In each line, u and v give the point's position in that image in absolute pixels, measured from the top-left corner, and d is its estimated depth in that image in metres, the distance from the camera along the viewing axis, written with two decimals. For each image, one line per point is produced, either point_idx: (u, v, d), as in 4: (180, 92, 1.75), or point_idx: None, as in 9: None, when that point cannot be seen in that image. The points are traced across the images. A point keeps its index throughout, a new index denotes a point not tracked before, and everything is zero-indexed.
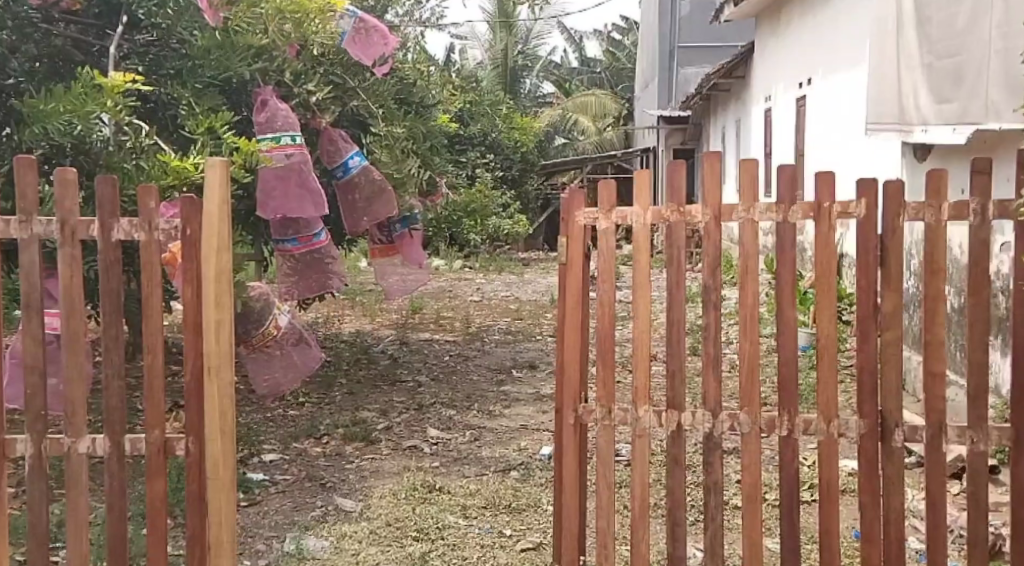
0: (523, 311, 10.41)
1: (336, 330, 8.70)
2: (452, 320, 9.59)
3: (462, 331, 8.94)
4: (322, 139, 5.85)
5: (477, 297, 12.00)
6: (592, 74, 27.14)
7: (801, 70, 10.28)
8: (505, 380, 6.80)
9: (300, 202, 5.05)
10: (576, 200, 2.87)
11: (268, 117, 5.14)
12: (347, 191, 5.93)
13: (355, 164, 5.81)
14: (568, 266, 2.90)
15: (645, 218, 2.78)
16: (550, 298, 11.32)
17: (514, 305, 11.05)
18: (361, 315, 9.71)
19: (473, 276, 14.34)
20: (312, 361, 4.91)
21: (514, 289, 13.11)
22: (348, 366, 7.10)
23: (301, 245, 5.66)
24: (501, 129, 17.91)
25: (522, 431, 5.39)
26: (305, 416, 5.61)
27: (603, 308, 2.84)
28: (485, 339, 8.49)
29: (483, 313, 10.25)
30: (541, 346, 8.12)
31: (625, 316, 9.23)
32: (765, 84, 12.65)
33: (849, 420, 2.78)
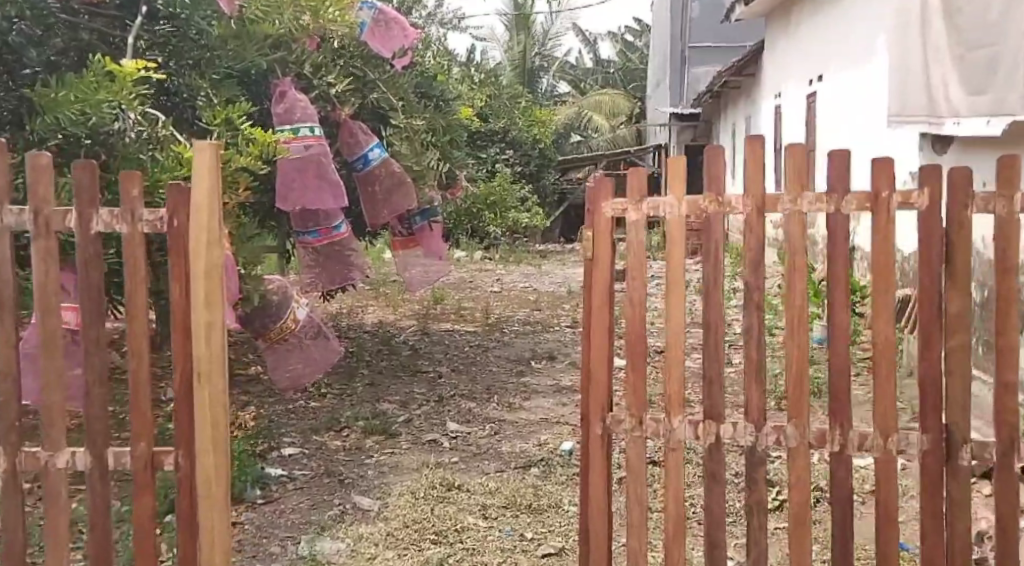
0: (542, 302, 10.31)
1: (355, 321, 8.65)
2: (472, 310, 9.51)
3: (483, 321, 8.86)
4: (339, 130, 5.77)
5: (496, 287, 11.90)
6: (608, 71, 27.03)
7: (813, 64, 10.12)
8: (525, 371, 6.73)
9: (318, 195, 4.98)
10: (602, 189, 2.77)
11: (284, 109, 5.10)
12: (366, 183, 5.86)
13: (375, 157, 5.73)
14: (592, 265, 2.80)
15: (680, 210, 2.69)
16: (568, 290, 11.21)
17: (533, 296, 10.94)
18: (380, 305, 9.68)
19: (493, 268, 14.24)
20: (331, 355, 4.84)
21: (532, 280, 13.01)
22: (370, 357, 7.04)
23: (318, 239, 5.61)
24: (522, 127, 17.82)
25: (540, 425, 5.28)
26: (325, 408, 5.56)
27: (634, 310, 2.76)
28: (504, 330, 8.41)
29: (502, 304, 10.16)
30: (560, 337, 8.03)
31: (646, 307, 9.15)
32: (776, 79, 12.50)
33: (910, 437, 2.67)
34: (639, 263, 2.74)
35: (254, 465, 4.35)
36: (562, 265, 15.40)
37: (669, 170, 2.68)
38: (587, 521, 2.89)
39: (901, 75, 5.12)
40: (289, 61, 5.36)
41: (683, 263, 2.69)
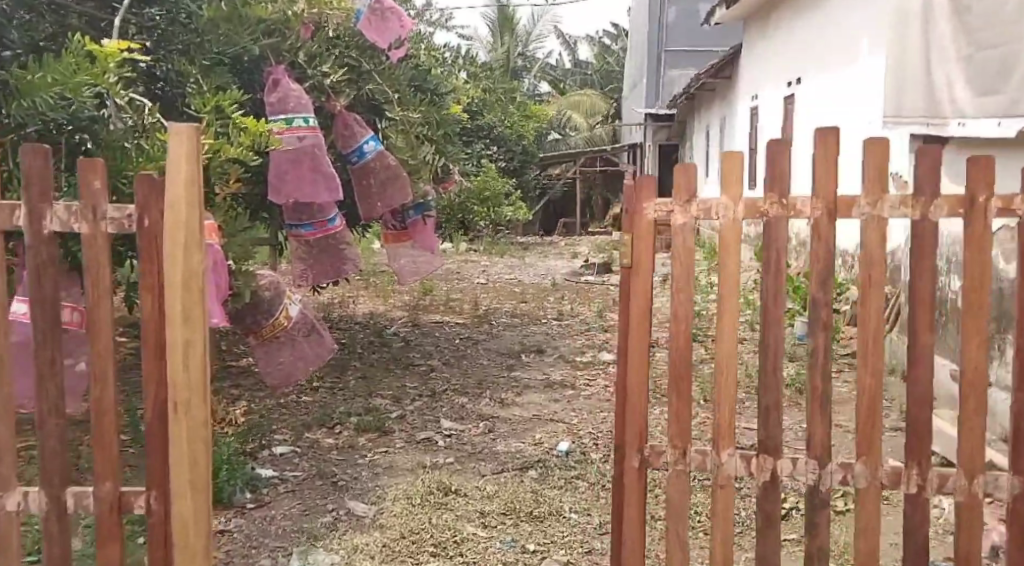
0: (528, 293, 10.18)
1: (343, 311, 8.50)
2: (461, 301, 9.38)
3: (472, 313, 8.73)
4: (334, 121, 5.64)
5: (483, 279, 11.77)
6: (589, 71, 26.96)
7: (790, 67, 9.94)
8: (516, 365, 6.41)
9: (313, 188, 4.83)
10: (645, 189, 2.63)
11: (278, 98, 4.93)
12: (360, 176, 5.72)
13: (370, 150, 5.56)
14: (633, 275, 2.66)
15: (736, 212, 2.56)
16: (554, 282, 11.09)
17: (519, 288, 10.81)
18: (367, 295, 9.55)
19: (479, 260, 14.11)
20: (324, 352, 4.67)
21: (518, 272, 12.88)
22: (361, 349, 6.88)
23: (311, 233, 5.48)
24: (504, 125, 17.73)
25: (537, 421, 4.95)
26: (317, 404, 5.39)
27: (678, 323, 2.64)
28: (494, 322, 8.27)
29: (489, 295, 10.04)
30: (552, 328, 7.89)
31: (640, 301, 9.04)
32: (751, 79, 12.36)
33: (999, 480, 2.62)
34: (686, 275, 2.61)
35: (245, 466, 4.21)
36: (554, 258, 15.28)
37: (725, 166, 2.54)
38: (619, 542, 2.79)
39: (897, 77, 4.96)
40: (284, 49, 5.19)
41: (738, 272, 2.58)
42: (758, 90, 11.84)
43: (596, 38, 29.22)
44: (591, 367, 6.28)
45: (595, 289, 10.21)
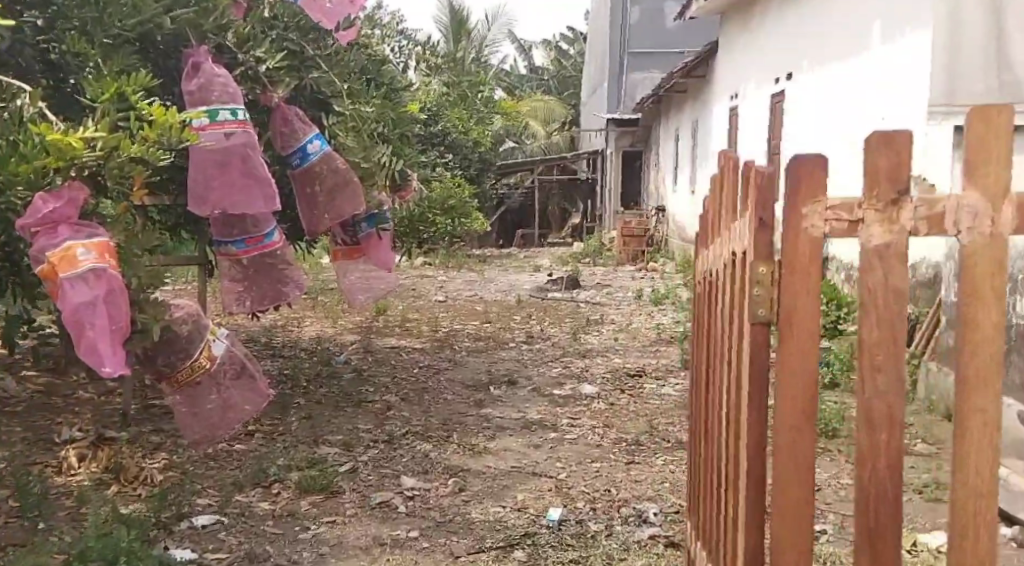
0: (490, 312, 9.37)
1: (290, 335, 7.65)
2: (418, 323, 8.55)
3: (430, 335, 7.91)
4: (273, 117, 4.81)
5: (441, 296, 10.95)
6: (542, 79, 26.38)
7: (784, 61, 9.70)
8: (485, 401, 5.60)
9: (245, 193, 4.20)
10: (820, 181, 1.82)
11: (198, 87, 4.28)
12: (303, 183, 4.90)
13: (315, 150, 4.78)
14: (788, 325, 1.86)
15: (1004, 226, 1.76)
16: (518, 299, 10.30)
17: (480, 305, 10.00)
18: (314, 316, 8.68)
19: (435, 274, 13.27)
20: (257, 399, 3.79)
21: (478, 288, 12.08)
22: (307, 383, 5.97)
23: (247, 252, 4.62)
24: (459, 131, 16.95)
25: (516, 476, 4.15)
26: (252, 454, 4.51)
27: (883, 417, 1.80)
28: (460, 345, 7.47)
29: (448, 314, 9.22)
30: (522, 350, 7.12)
31: (615, 321, 8.31)
32: (731, 81, 12.14)
33: None
34: (895, 337, 1.79)
35: (155, 549, 3.34)
36: (516, 271, 14.53)
37: (973, 126, 1.72)
38: None
39: None
40: (205, 30, 4.50)
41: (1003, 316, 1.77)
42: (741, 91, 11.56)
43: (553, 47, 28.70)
44: (573, 400, 5.49)
45: (565, 307, 9.47)
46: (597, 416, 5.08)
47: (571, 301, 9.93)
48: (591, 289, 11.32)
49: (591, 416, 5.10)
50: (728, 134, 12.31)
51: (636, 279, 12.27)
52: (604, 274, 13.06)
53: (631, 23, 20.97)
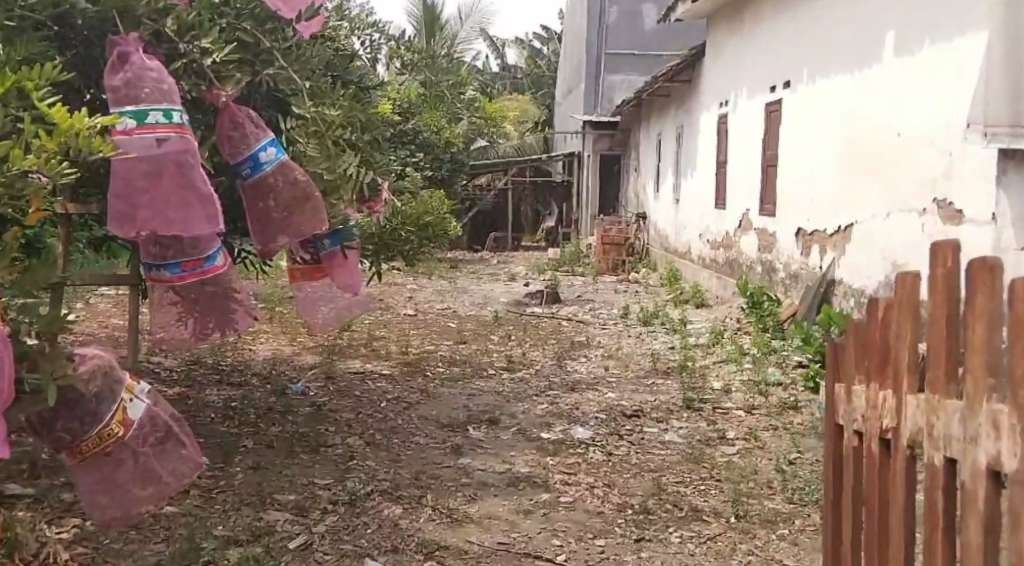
0: (464, 330, 8.67)
1: (248, 354, 6.90)
2: (386, 342, 7.83)
3: (401, 358, 7.20)
4: (219, 118, 4.07)
5: (410, 308, 10.23)
6: (513, 77, 25.72)
7: (777, 71, 9.38)
8: (463, 445, 4.87)
9: (181, 209, 3.54)
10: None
11: (123, 83, 3.55)
12: (256, 197, 4.17)
13: (269, 158, 4.08)
14: None
15: None
16: (495, 314, 9.62)
17: (454, 321, 9.30)
18: (271, 331, 7.93)
19: (404, 282, 12.56)
20: (183, 468, 3.24)
21: (449, 298, 11.38)
22: (256, 410, 5.23)
23: (185, 277, 3.83)
24: (429, 130, 16.24)
25: (507, 559, 3.44)
26: (184, 520, 3.78)
27: None
28: (435, 371, 6.77)
29: (419, 331, 8.51)
30: (503, 380, 6.43)
31: (603, 347, 7.66)
32: (721, 90, 11.84)
33: None
34: None
35: None
36: (489, 279, 13.86)
37: None
38: None
39: None
40: (137, 15, 3.78)
41: None
42: (732, 100, 11.25)
43: (529, 45, 28.06)
44: (566, 448, 4.82)
45: (547, 327, 8.79)
46: (595, 471, 4.40)
47: (554, 319, 9.26)
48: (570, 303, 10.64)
49: (589, 471, 4.41)
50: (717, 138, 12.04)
51: (618, 293, 11.62)
52: (584, 288, 12.40)
53: (609, 21, 20.31)
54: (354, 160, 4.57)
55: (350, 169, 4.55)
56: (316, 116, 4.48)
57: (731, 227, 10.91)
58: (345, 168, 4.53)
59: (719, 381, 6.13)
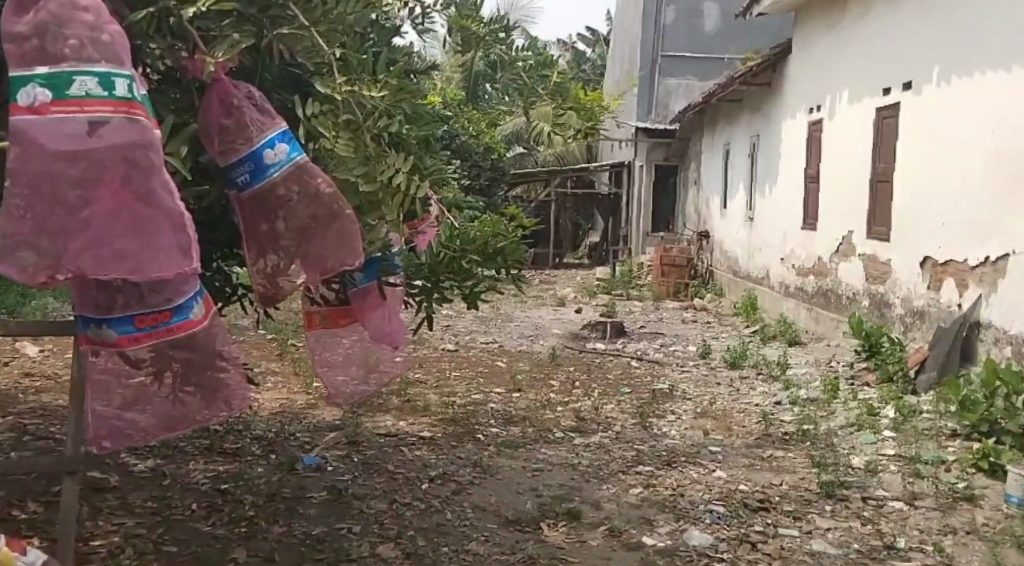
0: (524, 396, 7.63)
1: (259, 444, 5.80)
2: (436, 415, 6.81)
3: (456, 436, 6.17)
4: (208, 97, 2.95)
5: (456, 364, 9.23)
6: None
7: (919, 73, 9.06)
8: (538, 556, 3.65)
9: (134, 235, 2.51)
10: None
11: (37, 30, 2.54)
12: (260, 215, 3.00)
13: (275, 159, 2.88)
14: None
15: None
16: (554, 379, 8.62)
17: (510, 381, 8.32)
18: (304, 404, 6.95)
19: (447, 329, 11.56)
20: None
21: (499, 349, 10.38)
22: (258, 515, 3.99)
23: (140, 338, 2.86)
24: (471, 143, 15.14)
25: None
26: None
27: None
28: (491, 461, 5.57)
29: (474, 397, 7.53)
30: (577, 468, 5.26)
31: (689, 429, 6.47)
32: (827, 87, 11.56)
33: None
34: None
35: None
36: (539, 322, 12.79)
37: None
38: None
39: None
40: None
41: None
42: (848, 99, 10.86)
43: (571, 52, 26.89)
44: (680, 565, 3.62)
45: (616, 399, 7.64)
46: None
47: (622, 390, 8.11)
48: (640, 366, 9.55)
49: None
50: (838, 142, 11.11)
51: (690, 349, 10.47)
52: (649, 339, 11.27)
53: (666, 21, 19.02)
54: (402, 170, 3.28)
55: (395, 183, 3.25)
56: (347, 101, 3.22)
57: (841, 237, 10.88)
58: (389, 180, 3.26)
59: (863, 484, 4.91)
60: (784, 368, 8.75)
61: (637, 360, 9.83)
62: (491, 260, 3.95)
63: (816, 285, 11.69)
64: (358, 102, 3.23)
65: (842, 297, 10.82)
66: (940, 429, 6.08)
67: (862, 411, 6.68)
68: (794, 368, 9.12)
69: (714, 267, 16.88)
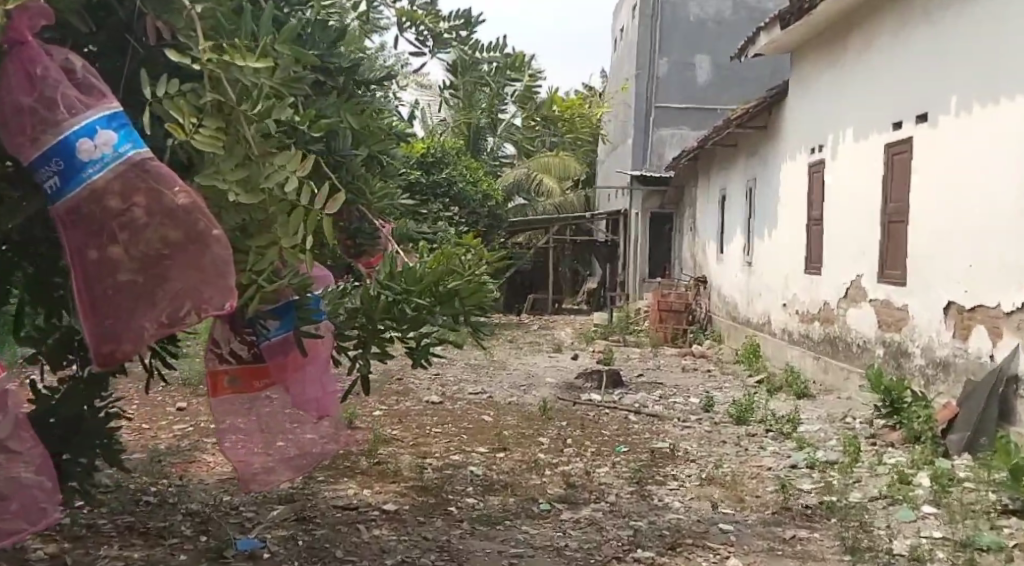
0: (510, 454, 6.86)
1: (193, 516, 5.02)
2: (408, 475, 6.04)
3: (427, 507, 5.39)
4: (8, 66, 2.79)
5: (440, 416, 8.48)
6: None
7: (932, 103, 8.30)
8: None
9: None
10: None
11: None
12: (88, 238, 2.77)
13: (87, 159, 2.68)
14: None
15: None
16: (546, 434, 7.82)
17: (496, 435, 7.58)
18: None
19: (436, 378, 10.84)
20: None
21: (490, 399, 9.62)
22: None
23: None
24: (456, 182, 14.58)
25: None
26: None
27: None
28: (461, 543, 4.70)
29: (454, 454, 6.76)
30: (563, 554, 4.43)
31: (696, 501, 5.66)
32: (829, 124, 10.81)
33: None
34: None
35: None
36: (532, 371, 12.10)
37: None
38: None
39: None
40: None
41: None
42: (852, 135, 10.11)
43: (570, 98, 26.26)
44: None
45: (616, 462, 6.77)
46: None
47: (621, 450, 7.25)
48: (638, 420, 8.71)
49: None
50: (842, 180, 10.35)
51: (691, 400, 9.72)
52: (647, 389, 10.45)
53: (660, 72, 18.33)
54: (295, 174, 2.97)
55: (288, 192, 2.92)
56: (231, 83, 2.94)
57: (850, 281, 10.06)
58: (279, 190, 2.94)
59: None
60: (793, 424, 7.94)
61: (635, 414, 8.99)
62: (445, 302, 3.22)
63: (822, 331, 10.88)
64: (235, 84, 2.94)
65: (852, 343, 10.02)
66: (984, 500, 5.29)
67: (892, 488, 5.84)
68: (805, 425, 8.30)
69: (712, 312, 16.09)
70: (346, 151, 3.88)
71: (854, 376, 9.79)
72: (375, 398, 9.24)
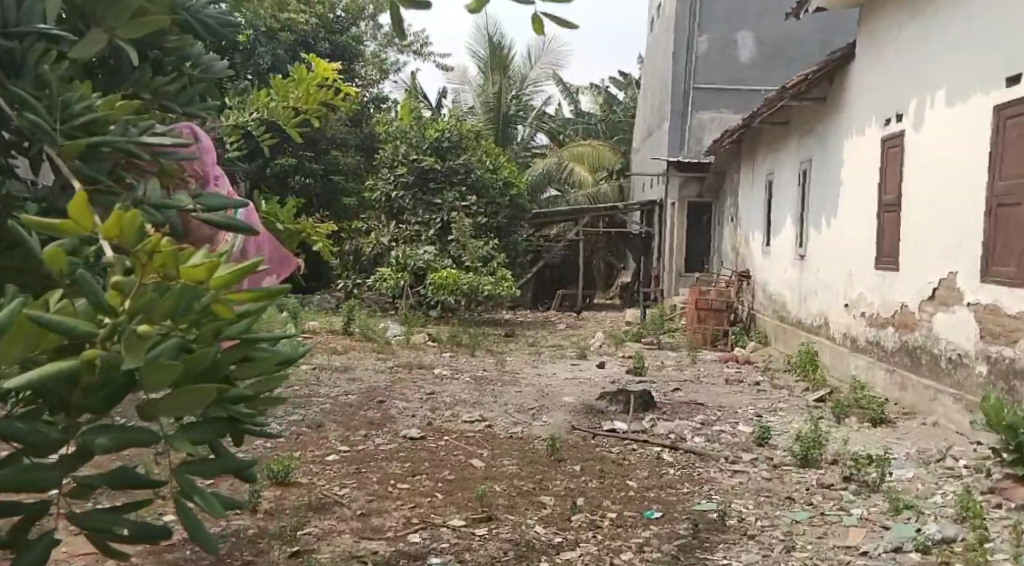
0: (501, 541, 4.96)
1: None
2: None
3: None
4: None
5: (422, 461, 6.64)
6: (588, 125, 24.19)
7: None
8: None
9: None
10: None
11: None
12: None
13: None
14: None
15: None
16: (553, 488, 5.95)
17: (481, 496, 5.70)
18: None
19: (434, 399, 9.04)
20: None
21: (490, 427, 7.80)
22: None
23: None
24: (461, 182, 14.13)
25: None
26: None
27: None
28: None
29: (423, 546, 4.90)
30: None
31: None
32: (913, 89, 8.73)
33: None
34: None
35: None
36: (554, 384, 10.26)
37: None
38: None
39: None
40: None
41: None
42: (945, 102, 8.03)
43: (601, 95, 24.21)
44: None
45: (645, 545, 4.87)
46: None
47: (652, 518, 5.31)
48: (674, 460, 6.73)
49: None
50: (930, 157, 8.29)
51: (740, 428, 7.79)
52: (686, 413, 8.45)
53: (699, 50, 16.29)
54: None
55: None
56: None
57: (938, 281, 8.00)
58: None
59: None
60: (882, 471, 5.91)
61: (669, 450, 7.03)
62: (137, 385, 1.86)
63: (897, 339, 8.83)
64: None
65: (938, 356, 7.97)
66: None
67: None
68: (894, 469, 6.28)
69: (756, 310, 14.05)
70: (33, 21, 2.35)
71: (944, 397, 7.74)
72: (342, 433, 7.45)
